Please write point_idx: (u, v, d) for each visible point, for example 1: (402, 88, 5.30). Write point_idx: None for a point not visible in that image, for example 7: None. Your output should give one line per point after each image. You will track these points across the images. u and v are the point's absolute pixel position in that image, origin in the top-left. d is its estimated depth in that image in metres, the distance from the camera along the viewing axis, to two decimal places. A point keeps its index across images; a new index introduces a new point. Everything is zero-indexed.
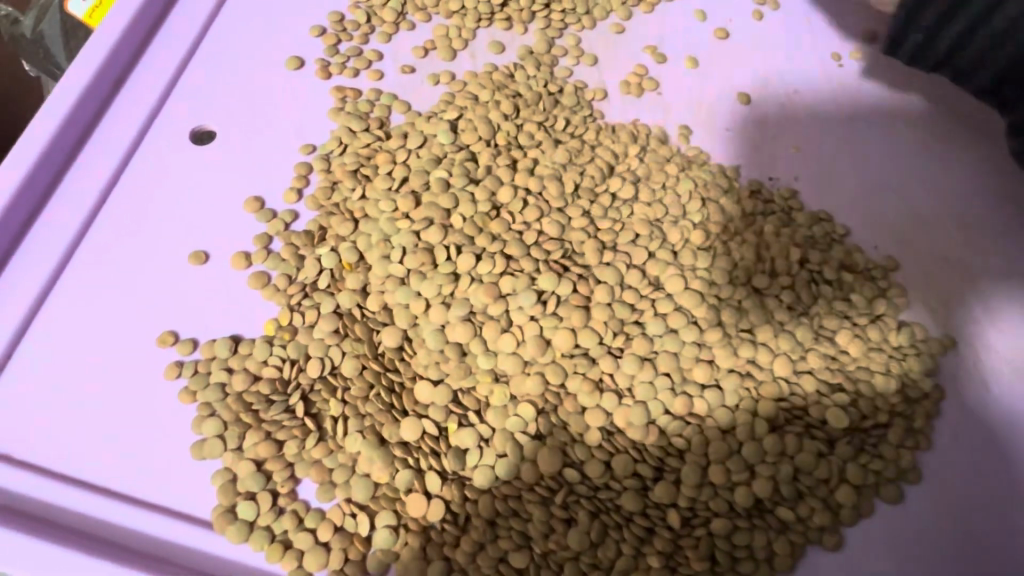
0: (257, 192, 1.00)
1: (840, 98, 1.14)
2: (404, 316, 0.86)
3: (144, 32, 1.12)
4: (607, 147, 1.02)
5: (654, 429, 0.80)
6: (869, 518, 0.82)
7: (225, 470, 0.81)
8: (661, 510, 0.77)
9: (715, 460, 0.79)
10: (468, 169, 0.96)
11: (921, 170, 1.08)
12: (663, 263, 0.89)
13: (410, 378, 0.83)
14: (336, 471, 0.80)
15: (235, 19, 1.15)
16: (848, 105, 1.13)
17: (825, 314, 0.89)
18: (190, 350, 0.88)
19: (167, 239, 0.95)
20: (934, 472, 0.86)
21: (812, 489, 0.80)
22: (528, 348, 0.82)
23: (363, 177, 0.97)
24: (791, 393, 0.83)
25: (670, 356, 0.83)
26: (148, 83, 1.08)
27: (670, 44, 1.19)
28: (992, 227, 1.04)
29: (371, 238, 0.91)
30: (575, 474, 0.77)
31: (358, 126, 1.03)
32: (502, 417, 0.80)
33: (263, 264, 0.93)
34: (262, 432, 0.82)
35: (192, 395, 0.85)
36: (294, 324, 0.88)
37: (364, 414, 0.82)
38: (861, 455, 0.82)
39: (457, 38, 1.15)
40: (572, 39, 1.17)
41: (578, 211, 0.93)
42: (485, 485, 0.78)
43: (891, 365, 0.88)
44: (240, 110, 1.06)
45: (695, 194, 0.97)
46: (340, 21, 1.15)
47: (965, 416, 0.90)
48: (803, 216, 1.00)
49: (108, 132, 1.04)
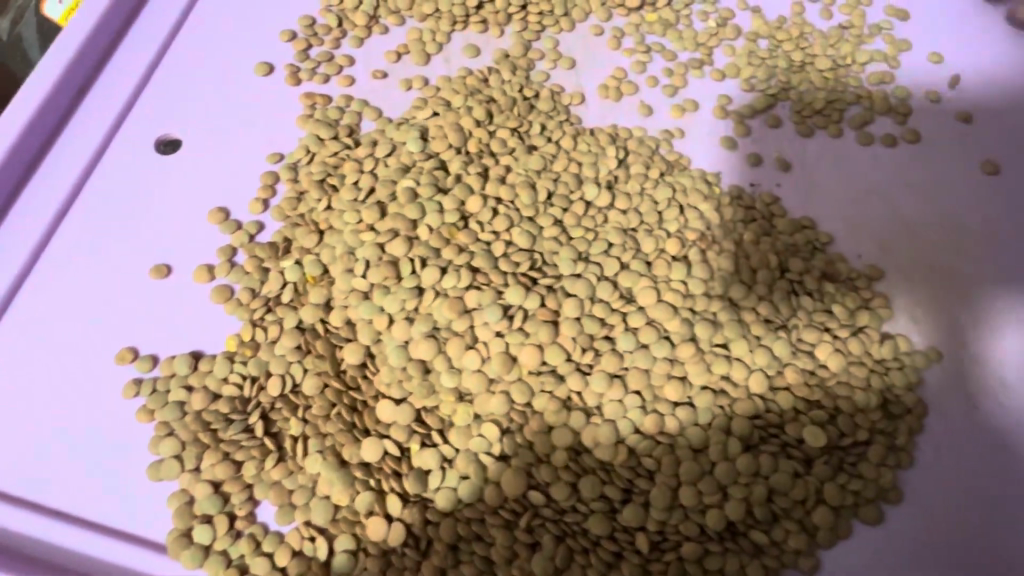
0: (222, 203, 0.97)
1: (831, 94, 1.09)
2: (367, 332, 0.83)
3: (110, 38, 1.10)
4: (583, 152, 0.99)
5: (623, 449, 0.77)
6: (848, 539, 0.80)
7: (182, 492, 0.79)
8: (630, 534, 0.75)
9: (686, 481, 0.76)
10: (437, 178, 0.93)
11: (908, 175, 1.05)
12: (635, 274, 0.86)
13: (373, 397, 0.81)
14: (296, 493, 0.78)
15: (203, 23, 1.13)
16: (837, 102, 1.09)
17: (804, 326, 0.86)
18: (149, 367, 0.86)
19: (131, 252, 0.93)
20: (915, 491, 0.83)
21: (787, 510, 0.77)
22: (494, 364, 0.79)
23: (330, 187, 0.94)
24: (767, 410, 0.80)
25: (641, 373, 0.80)
26: (113, 91, 1.05)
27: (652, 44, 1.15)
28: (983, 232, 1.00)
29: (335, 251, 0.89)
30: (540, 497, 0.75)
31: (327, 133, 1.00)
32: (465, 437, 0.78)
33: (226, 277, 0.91)
34: (219, 453, 0.79)
35: (150, 414, 0.83)
36: (256, 340, 0.86)
37: (325, 434, 0.79)
38: (839, 474, 0.79)
39: (431, 41, 1.12)
40: (549, 42, 1.14)
41: (549, 221, 0.90)
42: (447, 508, 0.76)
43: (873, 379, 0.84)
44: (208, 117, 1.04)
45: (674, 201, 0.94)
46: (311, 26, 1.12)
47: (951, 431, 0.86)
48: (784, 223, 0.97)
49: (70, 142, 1.01)
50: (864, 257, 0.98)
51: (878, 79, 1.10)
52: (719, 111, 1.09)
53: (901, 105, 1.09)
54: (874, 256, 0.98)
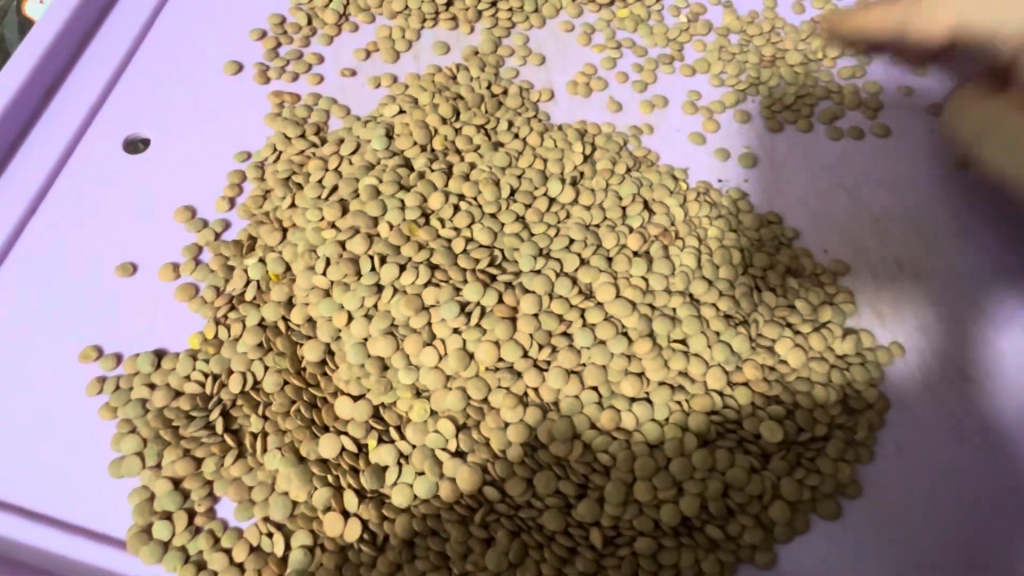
0: (189, 202, 0.97)
1: (801, 89, 1.09)
2: (327, 329, 0.84)
3: (80, 38, 1.10)
4: (549, 148, 0.99)
5: (578, 445, 0.77)
6: (806, 534, 0.80)
7: (143, 489, 0.79)
8: (584, 529, 0.75)
9: (641, 477, 0.76)
10: (400, 175, 0.93)
11: (878, 171, 1.04)
12: (595, 270, 0.86)
13: (332, 393, 0.81)
14: (255, 489, 0.79)
15: (174, 23, 1.13)
16: (807, 97, 1.08)
17: (764, 322, 0.86)
18: (113, 365, 0.86)
19: (98, 251, 0.94)
20: (876, 485, 0.83)
21: (743, 506, 0.77)
22: (450, 361, 0.80)
23: (295, 185, 0.95)
24: (724, 406, 0.80)
25: (598, 369, 0.80)
26: (83, 91, 1.06)
27: (622, 40, 1.15)
28: (953, 228, 1.00)
29: (297, 248, 0.89)
30: (495, 492, 0.75)
31: (293, 132, 1.00)
32: (422, 433, 0.78)
33: (191, 275, 0.91)
34: (180, 450, 0.80)
35: (113, 411, 0.83)
36: (219, 338, 0.86)
37: (284, 431, 0.80)
38: (797, 469, 0.79)
39: (400, 39, 1.12)
40: (519, 38, 1.14)
41: (511, 217, 0.90)
42: (403, 504, 0.76)
43: (833, 374, 0.84)
44: (176, 117, 1.04)
45: (638, 196, 0.94)
46: (281, 24, 1.12)
47: (914, 425, 0.86)
48: (751, 216, 0.96)
49: (39, 142, 1.02)
50: (832, 252, 0.97)
51: (849, 74, 1.10)
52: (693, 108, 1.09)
53: (872, 100, 1.09)
54: (842, 251, 0.97)
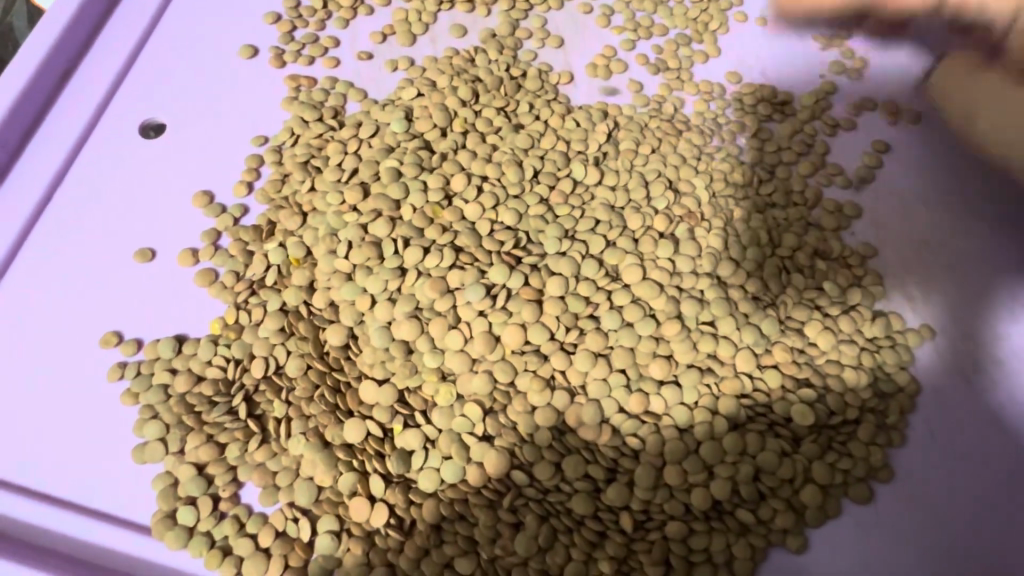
0: (207, 187, 0.96)
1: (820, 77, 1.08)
2: (350, 314, 0.83)
3: (92, 24, 1.09)
4: (570, 130, 0.97)
5: (607, 428, 0.76)
6: (836, 518, 0.78)
7: (166, 474, 0.79)
8: (614, 513, 0.74)
9: (671, 460, 0.75)
10: (421, 158, 0.92)
11: (905, 152, 1.02)
12: (621, 252, 0.85)
13: (356, 378, 0.80)
14: (279, 474, 0.78)
15: (186, 8, 1.12)
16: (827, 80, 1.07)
17: (793, 304, 0.84)
18: (134, 351, 0.85)
19: (115, 236, 0.93)
20: (908, 470, 0.82)
21: (774, 489, 0.76)
22: (476, 345, 0.79)
23: (314, 168, 0.93)
24: (754, 389, 0.79)
25: (626, 352, 0.79)
26: (96, 77, 1.05)
27: (642, 21, 1.13)
28: (981, 213, 0.98)
29: (318, 232, 0.88)
30: (523, 477, 0.74)
31: (311, 115, 0.99)
32: (448, 417, 0.77)
33: (211, 261, 0.90)
34: (203, 435, 0.79)
35: (134, 397, 0.82)
36: (240, 323, 0.85)
37: (309, 416, 0.79)
38: (828, 453, 0.78)
39: (417, 22, 1.10)
40: (537, 21, 1.12)
41: (535, 199, 0.89)
42: (430, 488, 0.75)
43: (864, 357, 0.83)
44: (191, 102, 1.03)
45: (662, 177, 0.93)
46: (296, 8, 1.11)
47: (943, 409, 0.85)
48: (777, 196, 0.94)
49: (53, 129, 1.01)
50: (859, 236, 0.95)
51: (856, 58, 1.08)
52: (720, 87, 1.06)
53: (897, 83, 1.07)
54: (868, 235, 0.96)
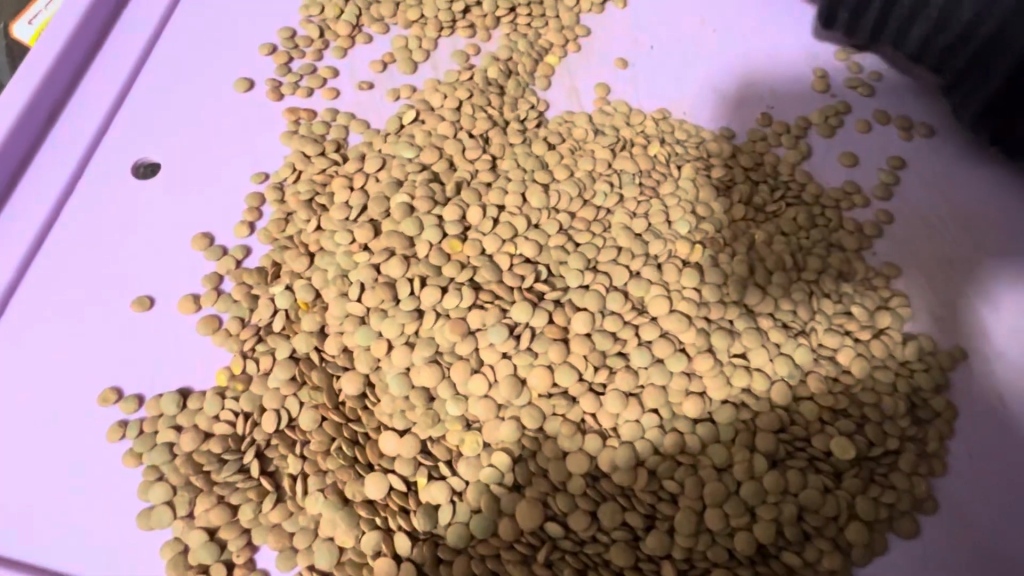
0: (206, 228, 0.92)
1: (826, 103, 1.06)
2: (366, 360, 0.79)
3: (77, 63, 1.04)
4: (583, 156, 0.94)
5: (643, 472, 0.73)
6: (884, 555, 0.75)
7: (176, 541, 0.74)
8: (655, 563, 0.70)
9: (712, 503, 0.71)
10: (433, 190, 0.88)
11: (920, 168, 1.01)
12: (646, 282, 0.82)
13: (375, 429, 0.76)
14: (297, 535, 0.73)
15: (178, 42, 1.08)
16: (833, 113, 1.04)
17: (824, 330, 0.82)
18: (135, 408, 0.80)
19: (111, 284, 0.88)
20: (951, 500, 0.79)
21: (819, 529, 0.72)
22: (501, 390, 0.76)
23: (319, 206, 0.89)
24: (791, 423, 0.76)
25: (658, 391, 0.76)
26: (85, 117, 1.00)
27: (645, 44, 1.12)
28: (1003, 226, 0.96)
29: (328, 274, 0.84)
30: (558, 528, 0.70)
31: (313, 150, 0.95)
32: (475, 467, 0.73)
33: (214, 306, 0.86)
34: (213, 497, 0.74)
35: (138, 458, 0.77)
36: (247, 373, 0.81)
37: (325, 471, 0.74)
38: (871, 487, 0.75)
39: (417, 49, 1.07)
40: (541, 43, 1.09)
41: (554, 228, 0.86)
42: (460, 545, 0.71)
43: (899, 382, 0.80)
44: (186, 139, 0.99)
45: (682, 202, 0.90)
46: (292, 38, 1.08)
47: (981, 432, 0.83)
48: (802, 218, 0.91)
49: (41, 173, 0.96)
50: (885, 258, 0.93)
51: (855, 83, 1.06)
52: (727, 112, 1.05)
53: (904, 100, 1.06)
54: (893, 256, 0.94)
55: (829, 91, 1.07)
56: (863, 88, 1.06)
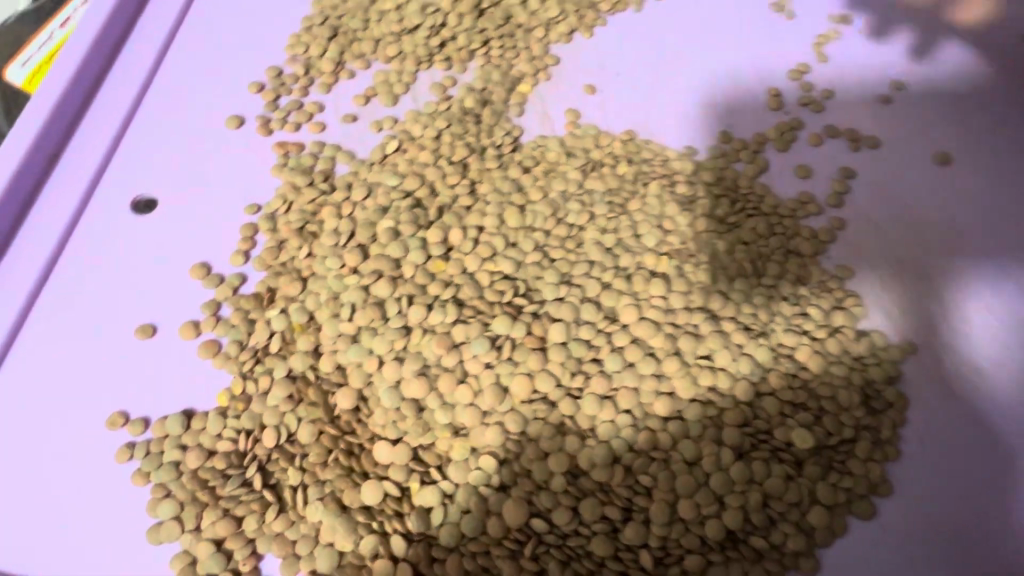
0: (204, 258, 0.98)
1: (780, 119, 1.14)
2: (359, 375, 0.85)
3: (75, 107, 1.10)
4: (555, 178, 1.01)
5: (619, 468, 0.78)
6: (844, 536, 0.82)
7: (185, 553, 0.78)
8: (634, 552, 0.76)
9: (683, 494, 0.77)
10: (417, 215, 0.95)
11: (870, 177, 1.09)
12: (617, 293, 0.89)
13: (369, 439, 0.82)
14: (299, 542, 0.78)
15: (171, 84, 1.14)
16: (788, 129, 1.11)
17: (783, 330, 0.88)
18: (141, 430, 0.85)
19: (115, 315, 0.93)
20: (905, 482, 0.85)
21: (783, 514, 0.79)
22: (485, 398, 0.81)
23: (309, 234, 0.95)
24: (755, 417, 0.82)
25: (630, 393, 0.82)
26: (85, 158, 1.06)
27: (611, 70, 1.20)
28: (947, 228, 1.04)
29: (320, 297, 0.90)
30: (542, 524, 0.76)
31: (302, 180, 1.01)
32: (464, 471, 0.79)
33: (213, 331, 0.91)
34: (219, 510, 0.79)
35: (145, 477, 0.82)
36: (247, 393, 0.86)
37: (324, 481, 0.79)
38: (830, 474, 0.81)
39: (397, 82, 1.14)
40: (514, 74, 1.16)
41: (531, 245, 0.93)
42: (452, 543, 0.76)
43: (853, 376, 0.87)
44: (181, 175, 1.05)
45: (649, 217, 0.97)
46: (279, 76, 1.14)
47: (932, 419, 0.89)
48: (761, 227, 0.98)
49: (44, 212, 1.01)
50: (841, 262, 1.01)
51: (806, 100, 1.14)
52: (690, 132, 1.13)
53: (852, 113, 1.14)
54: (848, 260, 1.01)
55: (783, 108, 1.15)
56: (815, 104, 1.14)
